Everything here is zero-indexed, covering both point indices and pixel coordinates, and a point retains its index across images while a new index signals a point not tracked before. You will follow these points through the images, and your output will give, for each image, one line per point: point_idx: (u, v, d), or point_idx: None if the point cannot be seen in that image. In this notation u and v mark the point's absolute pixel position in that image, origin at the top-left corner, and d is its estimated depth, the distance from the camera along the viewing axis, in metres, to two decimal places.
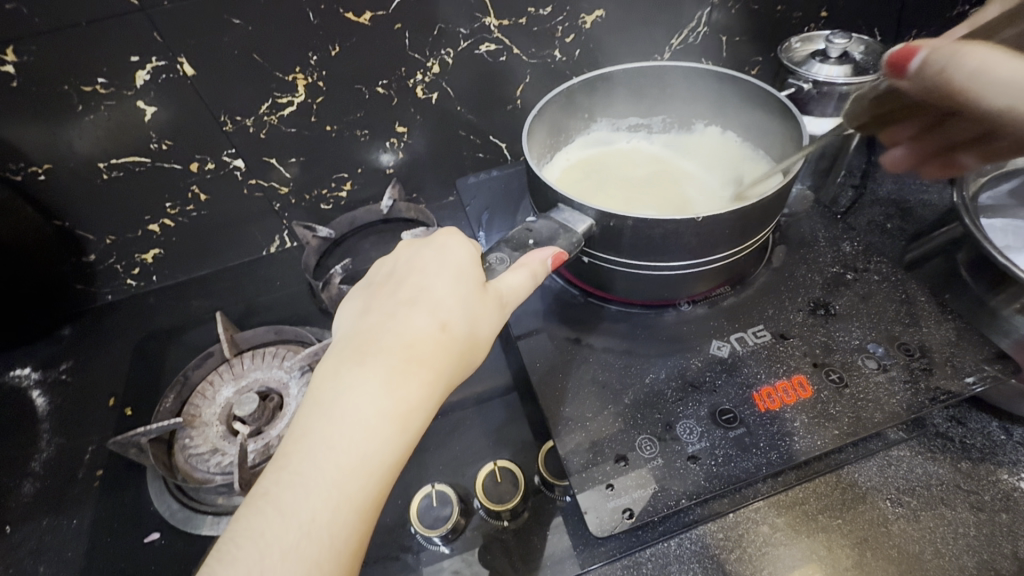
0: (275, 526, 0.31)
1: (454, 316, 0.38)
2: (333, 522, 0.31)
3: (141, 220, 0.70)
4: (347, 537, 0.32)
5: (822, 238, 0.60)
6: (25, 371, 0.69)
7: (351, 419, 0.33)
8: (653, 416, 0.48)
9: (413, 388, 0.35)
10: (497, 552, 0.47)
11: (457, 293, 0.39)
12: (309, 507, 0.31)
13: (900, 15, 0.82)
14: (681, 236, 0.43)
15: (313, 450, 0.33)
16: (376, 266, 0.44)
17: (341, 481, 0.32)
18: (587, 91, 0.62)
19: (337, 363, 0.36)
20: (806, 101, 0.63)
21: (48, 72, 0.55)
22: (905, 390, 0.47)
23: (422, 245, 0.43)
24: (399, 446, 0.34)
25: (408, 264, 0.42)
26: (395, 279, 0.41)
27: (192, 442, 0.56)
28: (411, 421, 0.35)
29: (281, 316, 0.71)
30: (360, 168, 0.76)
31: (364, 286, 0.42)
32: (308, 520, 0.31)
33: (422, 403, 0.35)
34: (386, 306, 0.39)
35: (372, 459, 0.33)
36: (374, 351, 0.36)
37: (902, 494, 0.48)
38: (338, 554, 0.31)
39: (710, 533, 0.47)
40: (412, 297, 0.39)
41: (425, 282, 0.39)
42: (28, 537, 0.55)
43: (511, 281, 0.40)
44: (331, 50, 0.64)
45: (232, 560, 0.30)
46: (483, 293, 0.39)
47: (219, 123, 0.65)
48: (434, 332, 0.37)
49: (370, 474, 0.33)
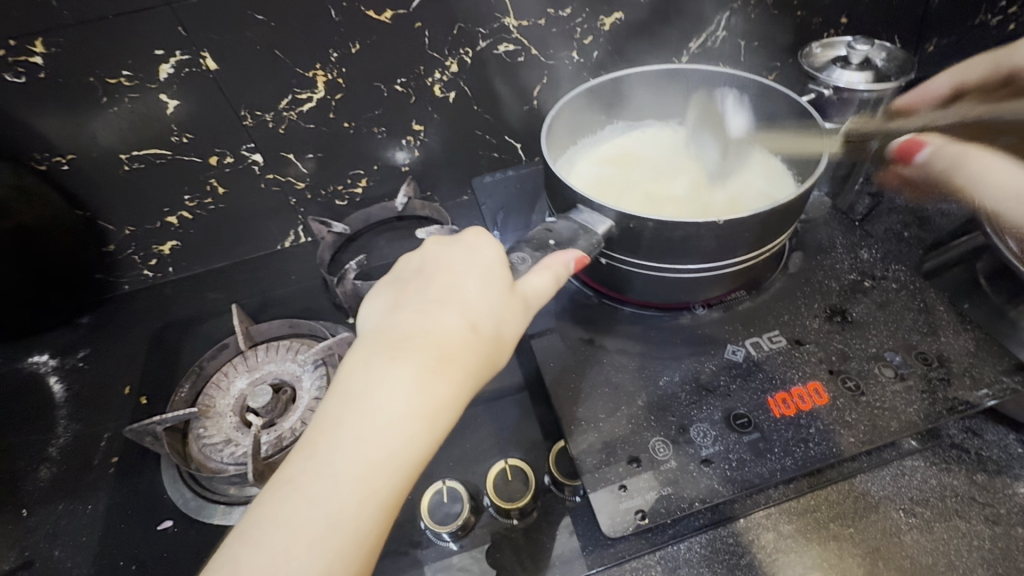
0: (300, 514, 0.31)
1: (484, 318, 0.38)
2: (357, 514, 0.32)
3: (159, 212, 0.71)
4: (370, 531, 0.32)
5: (840, 244, 0.60)
6: (43, 357, 0.70)
7: (379, 414, 0.34)
8: (667, 418, 0.48)
9: (442, 388, 0.35)
10: (505, 550, 0.47)
11: (486, 294, 0.39)
12: (335, 498, 0.32)
13: (922, 22, 0.81)
14: (701, 239, 0.43)
15: (341, 441, 0.33)
16: (402, 260, 0.45)
17: (367, 475, 0.32)
18: (612, 91, 0.62)
19: (367, 357, 0.36)
20: (825, 106, 0.62)
21: (75, 64, 0.57)
22: (923, 400, 0.47)
23: (451, 243, 0.43)
24: (425, 445, 0.34)
25: (438, 262, 0.42)
26: (424, 277, 0.41)
27: (206, 432, 0.57)
28: (439, 420, 0.35)
29: (295, 310, 0.72)
30: (376, 165, 0.77)
31: (392, 279, 0.43)
32: (334, 512, 0.31)
33: (450, 403, 0.35)
34: (416, 303, 0.39)
35: (399, 456, 0.33)
36: (404, 347, 0.36)
37: (916, 505, 0.47)
38: (361, 548, 0.32)
39: (720, 538, 0.46)
40: (443, 295, 0.39)
41: (456, 282, 0.40)
42: (43, 520, 0.56)
43: (535, 283, 0.40)
44: (351, 48, 0.64)
45: (258, 546, 0.30)
46: (513, 296, 0.39)
47: (239, 118, 0.66)
48: (465, 332, 0.37)
49: (396, 469, 0.33)
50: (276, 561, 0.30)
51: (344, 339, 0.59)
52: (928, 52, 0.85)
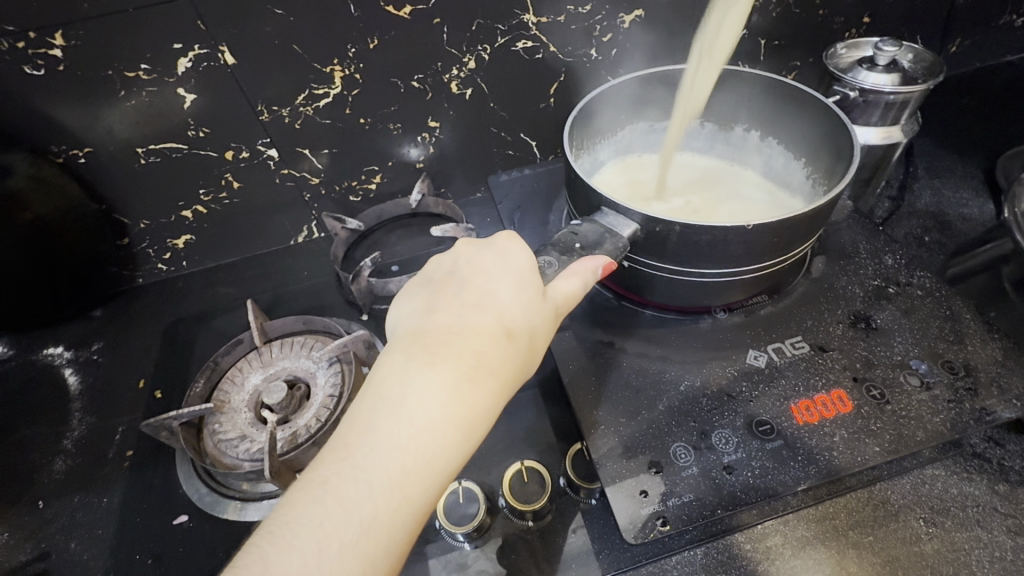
0: (334, 518, 0.31)
1: (520, 326, 0.38)
2: (391, 520, 0.32)
3: (175, 205, 0.71)
4: (401, 537, 0.32)
5: (863, 249, 0.59)
6: (58, 349, 0.70)
7: (416, 420, 0.34)
8: (689, 423, 0.47)
9: (479, 396, 0.35)
10: (521, 552, 0.47)
11: (521, 300, 0.39)
12: (370, 503, 0.31)
13: (946, 23, 0.80)
14: (729, 244, 0.43)
15: (377, 445, 0.33)
16: (432, 262, 0.45)
17: (403, 481, 0.32)
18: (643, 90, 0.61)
19: (404, 360, 0.36)
20: (850, 108, 0.61)
21: (94, 56, 0.56)
22: (950, 410, 0.47)
23: (484, 246, 0.43)
24: (458, 453, 0.35)
25: (471, 266, 0.42)
26: (458, 280, 0.42)
27: (221, 427, 0.57)
28: (473, 429, 0.35)
29: (308, 306, 0.72)
30: (391, 161, 0.77)
31: (424, 282, 0.43)
32: (368, 517, 0.31)
33: (485, 411, 0.36)
34: (451, 307, 0.39)
35: (434, 463, 0.33)
36: (441, 352, 0.36)
37: (936, 514, 0.47)
38: (391, 552, 0.32)
39: (737, 544, 0.46)
40: (479, 301, 0.39)
41: (491, 288, 0.40)
42: (59, 513, 0.56)
43: (564, 289, 0.40)
44: (369, 43, 0.64)
45: (289, 547, 0.30)
46: (547, 305, 0.40)
47: (256, 113, 0.66)
48: (501, 340, 0.37)
49: (430, 476, 0.33)
50: (309, 564, 0.30)
51: (360, 337, 0.59)
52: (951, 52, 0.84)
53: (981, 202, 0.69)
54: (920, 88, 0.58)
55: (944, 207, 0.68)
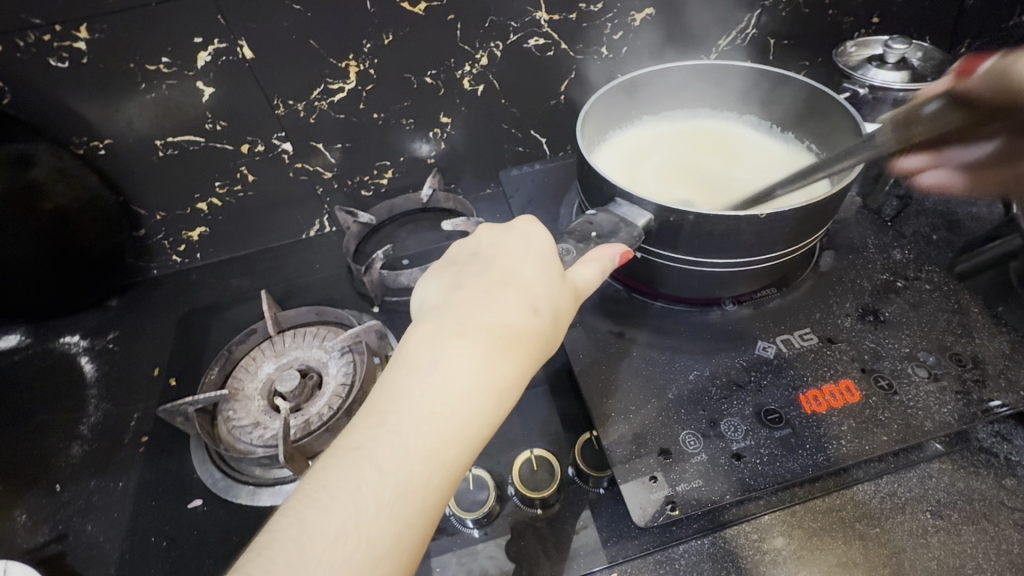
0: (370, 481, 0.32)
1: (545, 302, 0.39)
2: (426, 484, 0.33)
3: (191, 198, 0.72)
4: (435, 501, 0.33)
5: (871, 245, 0.60)
6: (75, 338, 0.71)
7: (447, 388, 0.35)
8: (697, 412, 0.48)
9: (508, 366, 0.36)
10: (530, 538, 0.48)
11: (545, 278, 0.40)
12: (404, 467, 0.32)
13: (956, 23, 0.80)
14: (741, 234, 0.44)
15: (409, 412, 0.34)
16: (455, 246, 0.46)
17: (436, 447, 0.33)
18: (660, 81, 0.63)
19: (433, 332, 0.37)
20: (860, 105, 0.63)
21: (117, 50, 0.58)
22: (957, 401, 0.47)
23: (505, 230, 0.44)
24: (489, 422, 0.36)
25: (494, 247, 0.43)
26: (482, 260, 0.43)
27: (236, 414, 0.57)
28: (503, 398, 0.36)
29: (320, 298, 0.73)
30: (402, 157, 0.77)
31: (448, 263, 0.44)
32: (403, 481, 0.32)
33: (514, 380, 0.37)
34: (477, 283, 0.40)
35: (466, 431, 0.34)
36: (468, 325, 0.37)
37: (943, 507, 0.47)
38: (425, 516, 0.32)
39: (746, 533, 0.47)
40: (504, 278, 0.40)
41: (516, 267, 0.41)
42: (76, 496, 0.57)
43: (584, 273, 0.41)
44: (384, 39, 0.65)
45: (325, 509, 0.31)
46: (568, 286, 0.41)
47: (272, 107, 0.67)
48: (528, 314, 0.38)
49: (462, 442, 0.34)
50: (347, 523, 0.30)
51: (371, 327, 0.60)
52: (960, 54, 0.84)
53: (990, 201, 0.69)
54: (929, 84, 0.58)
55: (952, 206, 0.69)
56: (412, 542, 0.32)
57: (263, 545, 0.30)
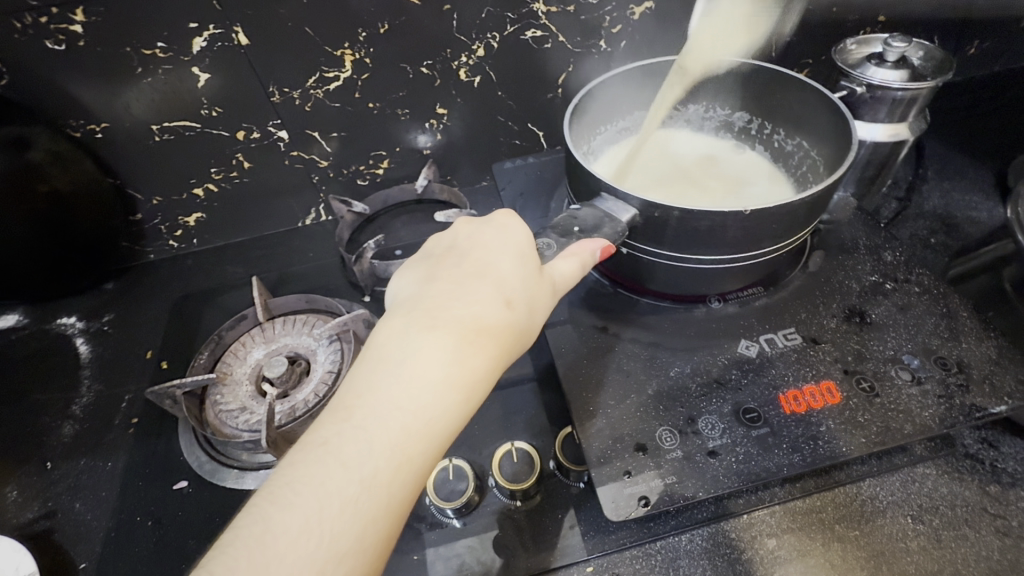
0: (334, 477, 0.32)
1: (518, 295, 0.39)
2: (391, 480, 0.33)
3: (187, 183, 0.73)
4: (402, 497, 0.33)
5: (863, 246, 0.59)
6: (71, 319, 0.72)
7: (416, 383, 0.35)
8: (676, 408, 0.48)
9: (478, 360, 0.36)
10: (508, 530, 0.48)
11: (521, 272, 0.40)
12: (370, 463, 0.32)
13: (964, 24, 0.79)
14: (727, 230, 0.43)
15: (377, 407, 0.34)
16: (432, 239, 0.46)
17: (403, 442, 0.33)
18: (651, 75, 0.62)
19: (403, 326, 0.37)
20: (858, 104, 0.61)
21: (113, 33, 0.58)
22: (939, 405, 0.46)
23: (483, 223, 0.44)
24: (459, 415, 0.36)
25: (470, 240, 0.43)
26: (457, 254, 0.42)
27: (222, 398, 0.58)
28: (473, 392, 0.36)
29: (312, 286, 0.73)
30: (398, 147, 0.77)
31: (424, 256, 0.44)
32: (368, 477, 0.32)
33: (484, 374, 0.37)
34: (450, 275, 0.40)
35: (434, 425, 0.34)
36: (439, 318, 0.37)
37: (924, 512, 0.47)
38: (390, 512, 0.33)
39: (723, 532, 0.47)
40: (478, 271, 0.40)
41: (491, 260, 0.41)
42: (66, 474, 0.58)
43: (562, 268, 0.41)
44: (380, 27, 0.64)
45: (289, 505, 0.31)
46: (544, 280, 0.41)
47: (268, 94, 0.67)
48: (501, 309, 0.38)
49: (429, 437, 0.34)
50: (310, 519, 0.31)
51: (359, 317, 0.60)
52: (968, 55, 0.83)
53: (991, 205, 0.69)
54: (929, 85, 0.57)
55: (952, 210, 0.69)
56: (378, 539, 0.32)
57: (227, 543, 0.30)
